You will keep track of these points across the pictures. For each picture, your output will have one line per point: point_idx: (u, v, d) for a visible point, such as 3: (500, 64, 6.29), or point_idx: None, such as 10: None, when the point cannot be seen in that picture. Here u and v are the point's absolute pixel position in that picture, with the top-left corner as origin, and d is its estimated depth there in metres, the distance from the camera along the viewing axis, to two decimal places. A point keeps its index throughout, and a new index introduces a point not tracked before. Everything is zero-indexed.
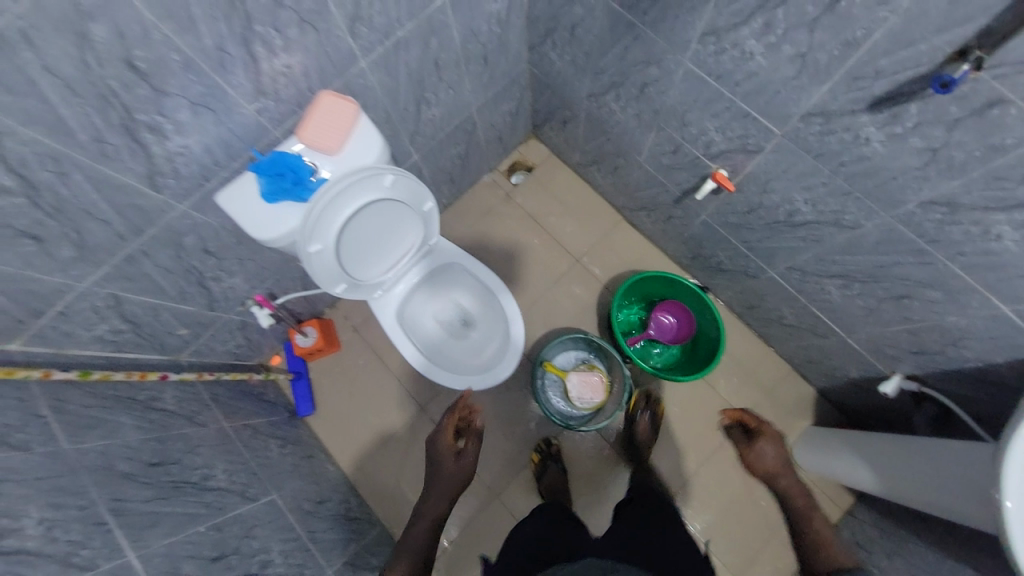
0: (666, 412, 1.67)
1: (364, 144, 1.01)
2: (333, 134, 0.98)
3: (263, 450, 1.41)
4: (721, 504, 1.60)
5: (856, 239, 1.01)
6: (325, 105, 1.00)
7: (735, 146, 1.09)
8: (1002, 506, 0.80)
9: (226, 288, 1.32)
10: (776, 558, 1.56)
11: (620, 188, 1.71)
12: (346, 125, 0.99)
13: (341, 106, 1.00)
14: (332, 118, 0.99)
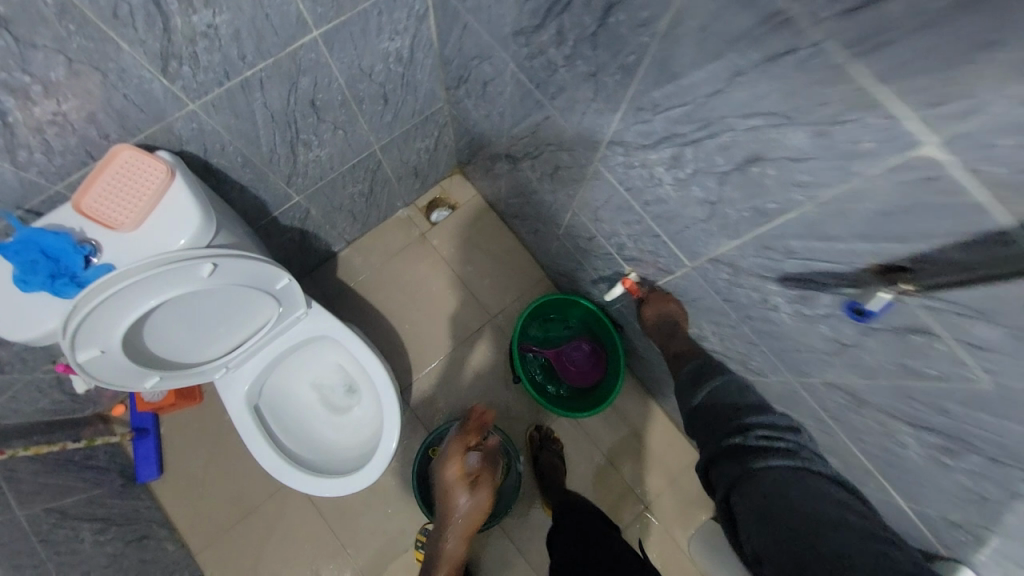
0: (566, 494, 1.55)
1: (169, 215, 0.77)
2: (129, 204, 0.75)
3: (69, 543, 1.16)
4: (667, 540, 1.53)
5: (762, 385, 0.89)
6: (121, 162, 0.76)
7: (645, 258, 0.95)
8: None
9: (22, 350, 1.05)
10: None
11: (541, 249, 1.54)
12: (148, 190, 0.76)
13: (142, 163, 0.76)
14: (129, 182, 0.75)
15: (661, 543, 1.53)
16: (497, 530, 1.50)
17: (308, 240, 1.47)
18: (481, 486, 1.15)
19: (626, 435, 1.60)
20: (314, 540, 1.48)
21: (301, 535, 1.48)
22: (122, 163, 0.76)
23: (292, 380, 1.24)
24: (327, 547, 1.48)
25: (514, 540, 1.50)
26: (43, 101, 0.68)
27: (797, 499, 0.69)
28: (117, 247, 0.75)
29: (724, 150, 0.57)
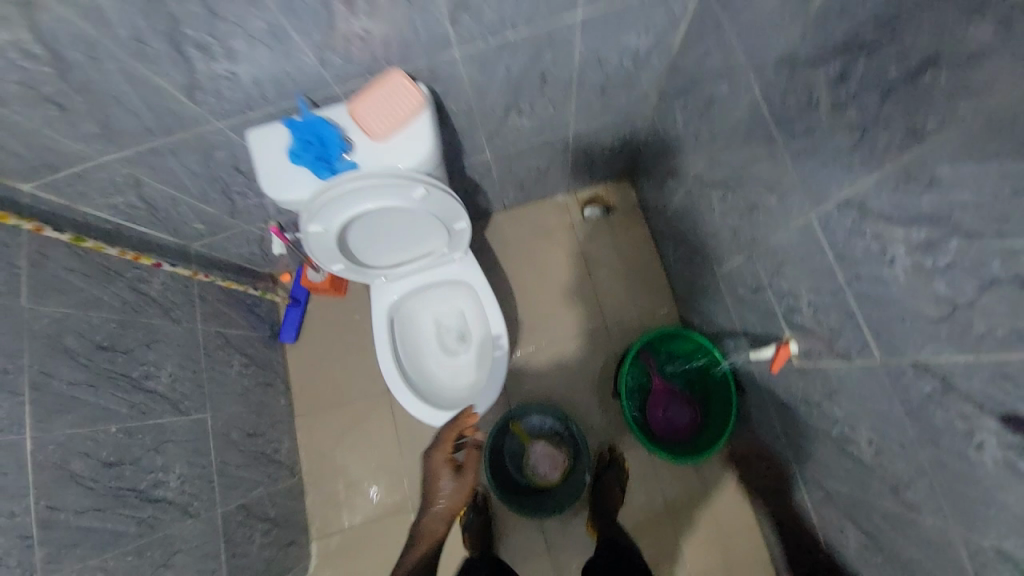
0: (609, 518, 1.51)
1: (413, 142, 0.89)
2: (389, 122, 0.88)
3: (224, 365, 1.42)
4: None
5: (911, 521, 0.78)
6: (389, 85, 0.88)
7: (821, 334, 0.86)
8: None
9: (251, 205, 1.29)
10: None
11: (686, 281, 1.48)
12: (403, 117, 0.89)
13: (404, 91, 0.89)
14: (390, 104, 0.88)
15: None
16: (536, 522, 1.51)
17: (476, 193, 1.58)
18: (465, 481, 1.12)
19: (700, 499, 1.50)
20: (384, 450, 1.64)
21: (375, 441, 1.65)
22: (393, 87, 0.89)
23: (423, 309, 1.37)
24: (392, 462, 1.62)
25: (548, 536, 1.51)
26: (361, 17, 0.80)
27: None
28: (368, 148, 0.88)
29: (1020, 258, 0.50)
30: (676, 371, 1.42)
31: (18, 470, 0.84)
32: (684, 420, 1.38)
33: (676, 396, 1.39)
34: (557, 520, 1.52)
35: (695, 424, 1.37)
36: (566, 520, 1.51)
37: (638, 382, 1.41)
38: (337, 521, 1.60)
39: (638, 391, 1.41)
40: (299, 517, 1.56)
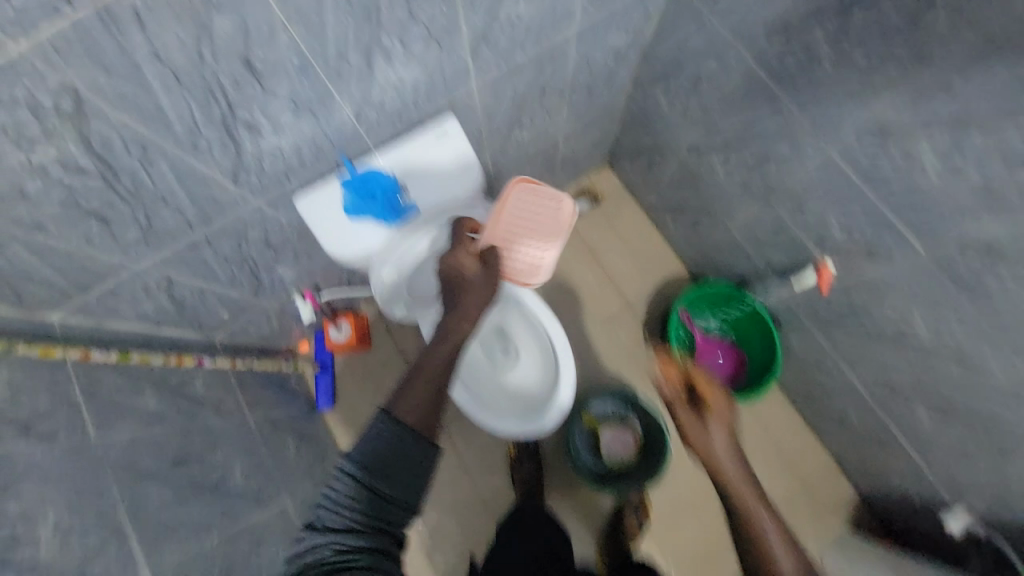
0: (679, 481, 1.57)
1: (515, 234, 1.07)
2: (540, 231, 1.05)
3: (280, 448, 1.35)
4: None
5: (979, 380, 0.91)
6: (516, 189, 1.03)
7: (856, 247, 0.99)
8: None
9: (276, 279, 1.25)
10: None
11: (693, 242, 1.60)
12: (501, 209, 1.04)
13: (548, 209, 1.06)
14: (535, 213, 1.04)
15: None
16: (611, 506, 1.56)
17: None
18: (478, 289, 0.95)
19: (762, 435, 1.60)
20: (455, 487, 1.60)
21: (441, 480, 1.61)
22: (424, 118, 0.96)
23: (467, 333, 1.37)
24: (466, 497, 1.59)
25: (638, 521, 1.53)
26: (396, 66, 0.83)
27: None
28: (422, 180, 0.92)
29: None
30: (712, 325, 1.53)
31: None
32: (728, 366, 1.50)
33: (718, 347, 1.50)
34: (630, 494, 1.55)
35: (737, 369, 1.49)
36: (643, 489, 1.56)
37: (682, 341, 1.50)
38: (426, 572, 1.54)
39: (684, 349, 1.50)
40: None
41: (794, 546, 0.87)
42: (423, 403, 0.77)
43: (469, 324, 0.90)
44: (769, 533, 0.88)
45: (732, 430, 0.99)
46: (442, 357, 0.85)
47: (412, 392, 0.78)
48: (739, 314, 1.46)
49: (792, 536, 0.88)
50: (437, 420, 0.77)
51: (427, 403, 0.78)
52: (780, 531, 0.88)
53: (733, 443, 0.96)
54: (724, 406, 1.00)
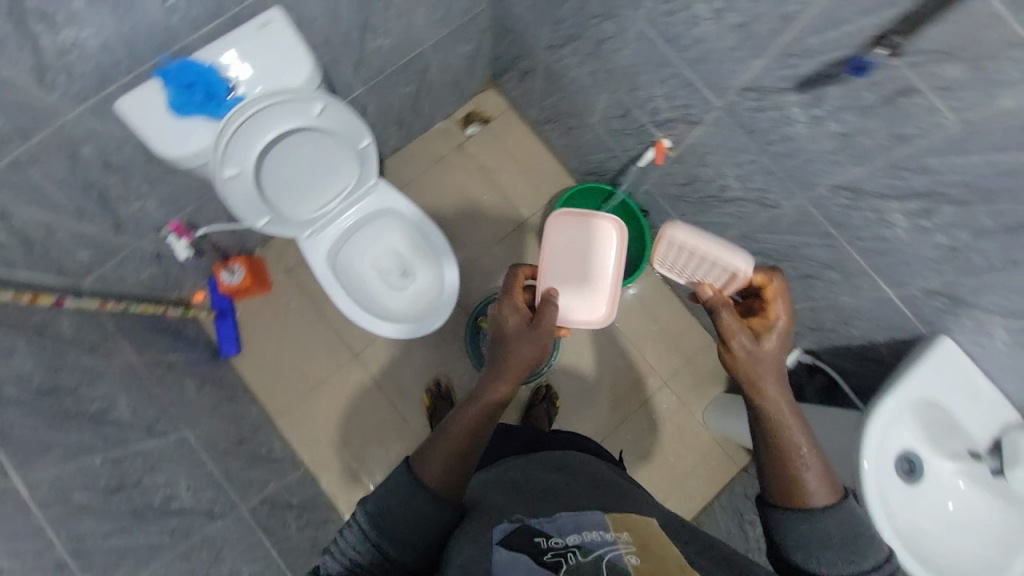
0: (579, 371, 1.75)
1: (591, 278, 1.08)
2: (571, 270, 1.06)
3: (177, 387, 1.35)
4: (675, 419, 1.73)
5: (777, 218, 1.06)
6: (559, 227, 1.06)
7: (678, 114, 1.10)
8: (861, 468, 0.90)
9: (137, 213, 1.21)
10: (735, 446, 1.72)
11: (572, 149, 1.68)
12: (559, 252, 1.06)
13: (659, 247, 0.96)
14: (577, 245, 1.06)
15: (673, 423, 1.73)
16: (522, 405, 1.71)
17: None
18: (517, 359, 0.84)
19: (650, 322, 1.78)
20: (374, 408, 1.68)
21: (360, 404, 1.68)
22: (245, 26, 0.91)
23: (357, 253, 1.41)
24: (384, 415, 1.67)
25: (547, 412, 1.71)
26: None
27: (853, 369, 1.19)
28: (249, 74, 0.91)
29: None
30: None
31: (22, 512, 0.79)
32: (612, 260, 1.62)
33: None
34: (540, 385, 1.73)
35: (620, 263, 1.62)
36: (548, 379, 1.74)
37: None
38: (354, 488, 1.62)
39: None
40: (322, 500, 1.56)
41: (819, 458, 0.69)
42: (451, 469, 0.76)
43: (503, 384, 0.82)
44: (800, 445, 0.69)
45: (789, 350, 0.74)
46: (469, 423, 0.80)
47: (433, 451, 0.77)
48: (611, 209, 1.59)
49: (823, 454, 0.70)
50: (459, 480, 0.77)
51: (451, 456, 0.77)
52: (812, 446, 0.70)
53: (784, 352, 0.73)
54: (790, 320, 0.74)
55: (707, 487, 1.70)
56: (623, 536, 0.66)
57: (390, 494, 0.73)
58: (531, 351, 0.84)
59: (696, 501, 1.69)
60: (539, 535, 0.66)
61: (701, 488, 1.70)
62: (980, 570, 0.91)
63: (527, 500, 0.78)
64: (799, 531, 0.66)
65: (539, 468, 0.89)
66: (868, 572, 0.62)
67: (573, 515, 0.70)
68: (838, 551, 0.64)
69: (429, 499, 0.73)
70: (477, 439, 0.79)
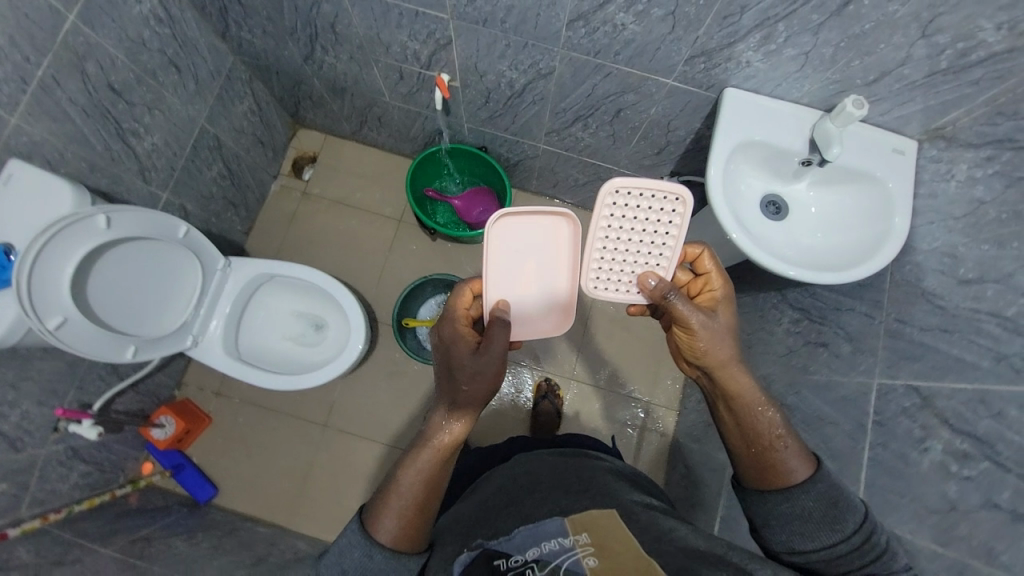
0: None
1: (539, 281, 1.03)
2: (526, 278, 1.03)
3: (167, 549, 1.29)
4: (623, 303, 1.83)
5: (560, 79, 1.14)
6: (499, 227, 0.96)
7: (431, 45, 1.15)
8: (732, 239, 0.96)
9: (20, 421, 1.15)
10: None
11: (396, 136, 1.72)
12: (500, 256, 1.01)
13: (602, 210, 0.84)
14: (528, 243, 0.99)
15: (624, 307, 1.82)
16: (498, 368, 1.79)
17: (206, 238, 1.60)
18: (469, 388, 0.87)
19: None
20: (371, 457, 1.67)
21: (356, 461, 1.67)
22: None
23: (255, 335, 1.42)
24: (381, 457, 1.67)
25: (520, 361, 1.80)
26: None
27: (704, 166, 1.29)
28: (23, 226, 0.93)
29: None
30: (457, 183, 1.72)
31: None
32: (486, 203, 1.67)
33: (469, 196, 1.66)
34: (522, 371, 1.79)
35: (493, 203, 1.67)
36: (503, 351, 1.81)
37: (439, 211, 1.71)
38: None
39: (443, 216, 1.70)
40: None
41: (794, 442, 0.80)
42: (407, 524, 0.82)
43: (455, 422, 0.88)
44: (774, 428, 0.81)
45: (733, 313, 0.87)
46: (428, 465, 0.86)
47: (386, 511, 0.82)
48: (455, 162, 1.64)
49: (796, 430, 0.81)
50: (418, 533, 0.83)
51: (409, 507, 0.83)
52: (784, 427, 0.81)
53: (728, 349, 0.83)
54: (705, 326, 0.82)
55: None
56: (581, 539, 0.69)
57: (350, 553, 0.81)
58: (485, 386, 0.87)
59: None
60: (499, 558, 0.69)
61: None
62: (861, 249, 0.98)
63: (493, 514, 0.81)
64: (781, 509, 0.77)
65: (510, 479, 0.90)
66: (848, 530, 0.73)
67: (530, 528, 0.72)
68: (805, 520, 0.75)
69: (389, 556, 0.80)
70: (430, 489, 0.85)
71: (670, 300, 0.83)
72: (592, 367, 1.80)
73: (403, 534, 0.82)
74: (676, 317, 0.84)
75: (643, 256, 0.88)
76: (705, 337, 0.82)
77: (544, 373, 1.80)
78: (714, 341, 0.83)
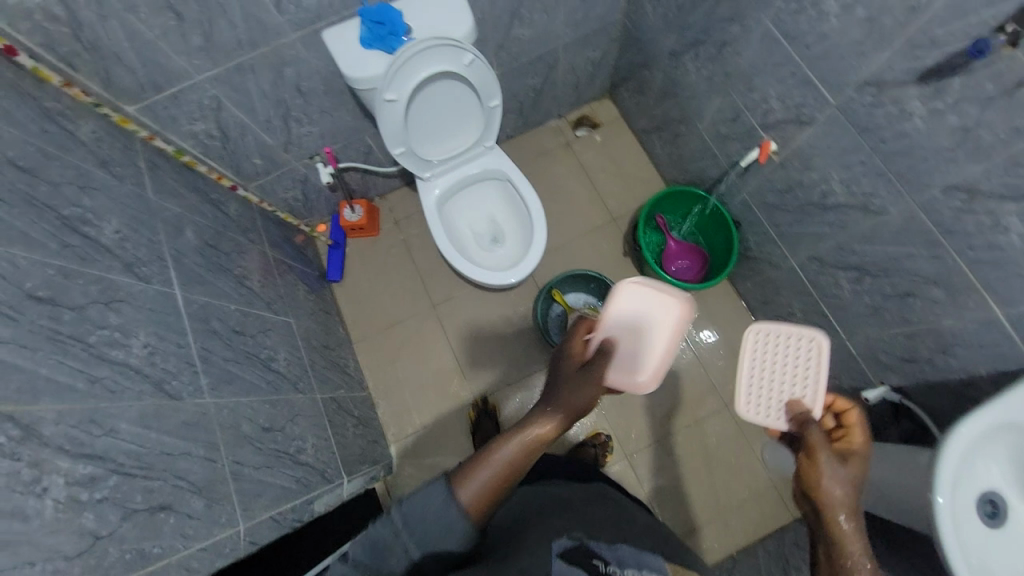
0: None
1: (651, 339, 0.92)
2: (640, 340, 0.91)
3: (291, 286, 1.58)
4: (728, 446, 1.66)
5: (880, 224, 1.05)
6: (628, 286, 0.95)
7: (791, 115, 1.14)
8: (933, 501, 0.80)
9: (304, 135, 1.49)
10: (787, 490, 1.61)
11: (674, 159, 1.76)
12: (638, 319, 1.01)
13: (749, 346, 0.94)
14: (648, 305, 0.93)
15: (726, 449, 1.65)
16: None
17: None
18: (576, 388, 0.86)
19: (722, 340, 1.73)
20: (440, 357, 1.82)
21: (429, 349, 1.83)
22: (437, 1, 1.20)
23: (456, 209, 1.61)
24: (445, 363, 1.81)
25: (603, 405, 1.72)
26: None
27: (943, 409, 1.09)
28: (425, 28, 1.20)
29: None
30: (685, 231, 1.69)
31: (176, 315, 0.99)
32: (692, 266, 1.64)
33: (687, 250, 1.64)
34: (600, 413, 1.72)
35: (697, 272, 1.64)
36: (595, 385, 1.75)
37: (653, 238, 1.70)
38: (404, 422, 1.75)
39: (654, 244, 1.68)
40: (375, 421, 1.72)
41: None
42: (488, 494, 0.72)
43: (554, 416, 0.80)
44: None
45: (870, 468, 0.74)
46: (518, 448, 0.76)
47: (472, 475, 0.72)
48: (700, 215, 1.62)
49: None
50: (490, 505, 0.73)
51: (493, 481, 0.73)
52: None
53: (853, 501, 0.71)
54: (830, 463, 0.72)
55: (752, 524, 1.59)
56: None
57: (431, 506, 0.69)
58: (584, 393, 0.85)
59: (739, 537, 1.58)
60: (596, 556, 0.71)
61: (746, 524, 1.59)
62: None
63: (581, 515, 0.84)
64: None
65: (587, 493, 0.94)
66: None
67: (634, 551, 0.75)
68: None
69: (461, 519, 0.70)
70: (515, 470, 0.74)
71: (810, 428, 0.77)
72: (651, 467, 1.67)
73: (477, 502, 0.72)
74: (803, 443, 0.76)
75: (789, 389, 0.88)
76: (826, 475, 0.71)
77: (608, 429, 1.69)
78: (835, 482, 0.71)
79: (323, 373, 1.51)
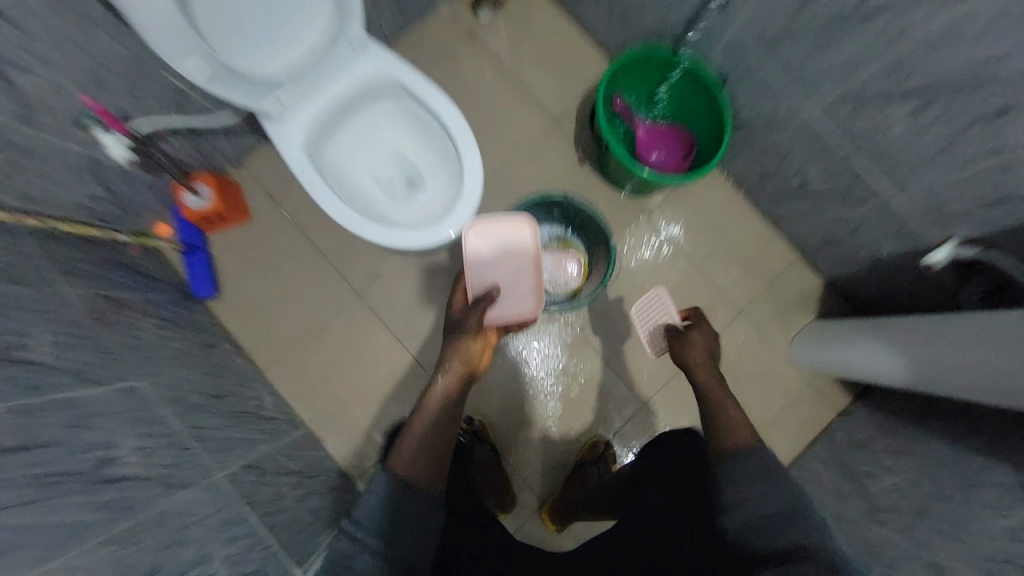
0: (634, 301, 1.39)
1: (517, 277, 0.94)
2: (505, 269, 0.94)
3: (131, 329, 1.05)
4: (754, 359, 1.39)
5: (974, 8, 0.71)
6: (473, 238, 0.91)
7: None
8: None
9: (47, 86, 0.88)
10: (826, 387, 1.39)
11: (617, 17, 1.30)
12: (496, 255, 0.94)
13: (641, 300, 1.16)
14: (507, 240, 0.94)
15: (754, 362, 1.39)
16: (559, 348, 1.39)
17: None
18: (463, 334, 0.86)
19: (722, 237, 1.41)
20: (385, 356, 1.38)
21: (368, 351, 1.38)
22: None
23: (344, 156, 1.12)
24: (394, 363, 1.38)
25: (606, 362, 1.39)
26: None
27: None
28: None
29: None
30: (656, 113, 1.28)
31: None
32: (675, 153, 1.25)
33: (662, 137, 1.25)
34: (602, 368, 1.38)
35: (685, 159, 1.24)
36: (588, 334, 1.39)
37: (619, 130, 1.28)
38: (366, 452, 1.34)
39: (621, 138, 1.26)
40: (328, 463, 1.30)
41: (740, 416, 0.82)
42: (430, 455, 0.72)
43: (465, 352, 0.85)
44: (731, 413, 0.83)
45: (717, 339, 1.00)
46: (437, 405, 0.79)
47: (404, 442, 0.73)
48: (676, 83, 1.21)
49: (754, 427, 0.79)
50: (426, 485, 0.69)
51: (425, 444, 0.73)
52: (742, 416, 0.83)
53: (713, 351, 0.98)
54: (699, 330, 1.00)
55: (799, 435, 1.38)
56: None
57: (371, 495, 0.66)
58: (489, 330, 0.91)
59: (788, 454, 1.37)
60: None
61: (793, 437, 1.38)
62: None
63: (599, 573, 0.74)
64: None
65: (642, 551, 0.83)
66: None
67: None
68: None
69: (413, 483, 0.68)
70: (447, 429, 0.77)
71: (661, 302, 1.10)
72: (678, 412, 1.38)
73: (419, 463, 0.70)
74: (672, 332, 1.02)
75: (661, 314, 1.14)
76: (696, 339, 0.98)
77: (615, 391, 1.38)
78: (700, 342, 0.98)
79: (224, 438, 1.04)
